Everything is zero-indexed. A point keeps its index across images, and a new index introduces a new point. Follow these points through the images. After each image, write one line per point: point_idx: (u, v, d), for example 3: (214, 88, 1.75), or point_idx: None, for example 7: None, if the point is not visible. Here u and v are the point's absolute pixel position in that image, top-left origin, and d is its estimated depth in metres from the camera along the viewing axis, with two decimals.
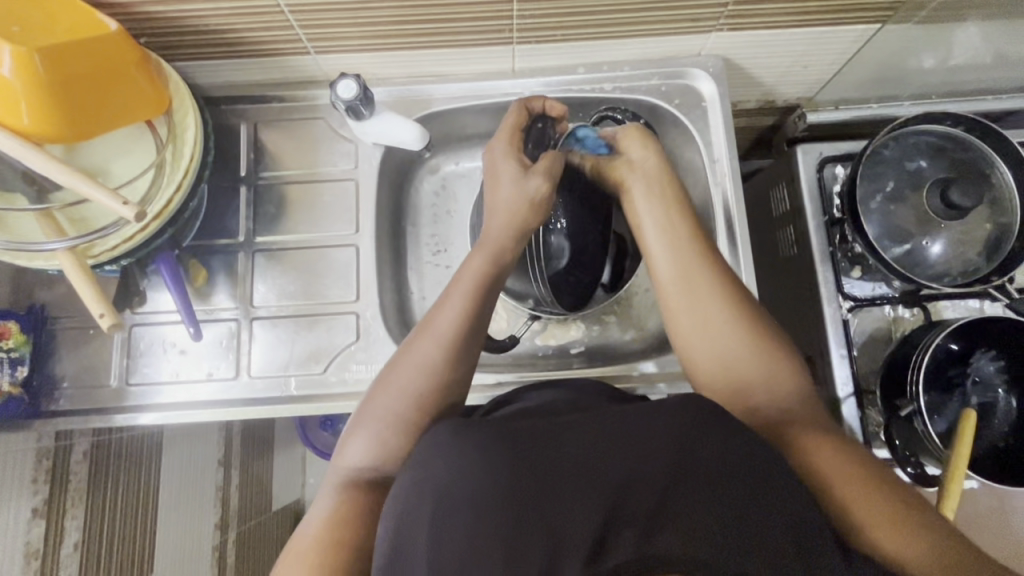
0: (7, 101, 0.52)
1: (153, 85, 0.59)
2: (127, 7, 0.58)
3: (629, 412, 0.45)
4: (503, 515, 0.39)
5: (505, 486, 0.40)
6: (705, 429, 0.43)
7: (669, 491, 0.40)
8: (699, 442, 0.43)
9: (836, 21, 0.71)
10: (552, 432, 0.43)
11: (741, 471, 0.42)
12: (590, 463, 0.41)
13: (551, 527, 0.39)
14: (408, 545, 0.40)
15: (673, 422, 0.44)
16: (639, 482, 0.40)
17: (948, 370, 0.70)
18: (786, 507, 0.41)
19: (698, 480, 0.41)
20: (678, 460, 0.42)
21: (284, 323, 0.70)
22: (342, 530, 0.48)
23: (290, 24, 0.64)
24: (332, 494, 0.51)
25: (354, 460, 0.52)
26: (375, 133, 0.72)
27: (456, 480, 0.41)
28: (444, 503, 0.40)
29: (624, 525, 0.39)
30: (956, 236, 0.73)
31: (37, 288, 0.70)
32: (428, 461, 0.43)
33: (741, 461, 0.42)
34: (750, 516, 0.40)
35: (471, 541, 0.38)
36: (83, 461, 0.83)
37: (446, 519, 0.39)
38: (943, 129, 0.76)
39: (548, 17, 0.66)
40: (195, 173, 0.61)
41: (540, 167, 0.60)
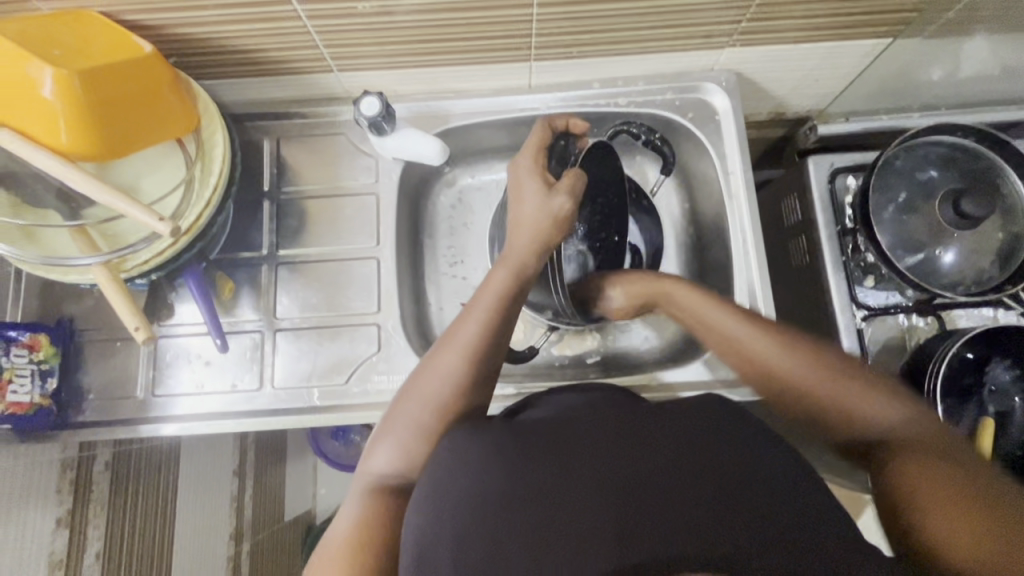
0: (47, 121, 0.54)
1: (184, 104, 0.61)
2: (161, 29, 0.60)
3: (643, 415, 0.46)
4: (524, 516, 0.39)
5: (524, 485, 0.40)
6: (717, 431, 0.44)
7: (690, 489, 0.40)
8: (712, 442, 0.43)
9: (847, 36, 0.73)
10: (568, 434, 0.44)
11: (756, 471, 0.42)
12: (607, 463, 0.42)
13: (571, 526, 0.39)
14: (429, 547, 0.40)
15: (687, 424, 0.45)
16: (657, 481, 0.41)
17: (965, 378, 0.70)
18: (807, 505, 0.41)
19: (719, 485, 0.41)
20: (694, 459, 0.42)
21: (306, 335, 0.71)
22: (368, 534, 0.49)
23: (315, 44, 0.66)
24: (357, 501, 0.51)
25: (380, 467, 0.53)
26: (395, 148, 0.73)
27: (474, 480, 0.41)
28: (464, 503, 0.40)
29: (645, 524, 0.39)
30: (969, 246, 0.74)
31: (66, 301, 0.71)
32: (447, 460, 0.43)
33: (755, 460, 0.43)
34: (771, 513, 0.40)
35: (493, 541, 0.39)
36: (105, 472, 0.83)
37: (468, 520, 0.40)
38: (954, 140, 0.77)
39: (565, 35, 0.68)
40: (223, 189, 0.63)
41: (564, 185, 0.60)
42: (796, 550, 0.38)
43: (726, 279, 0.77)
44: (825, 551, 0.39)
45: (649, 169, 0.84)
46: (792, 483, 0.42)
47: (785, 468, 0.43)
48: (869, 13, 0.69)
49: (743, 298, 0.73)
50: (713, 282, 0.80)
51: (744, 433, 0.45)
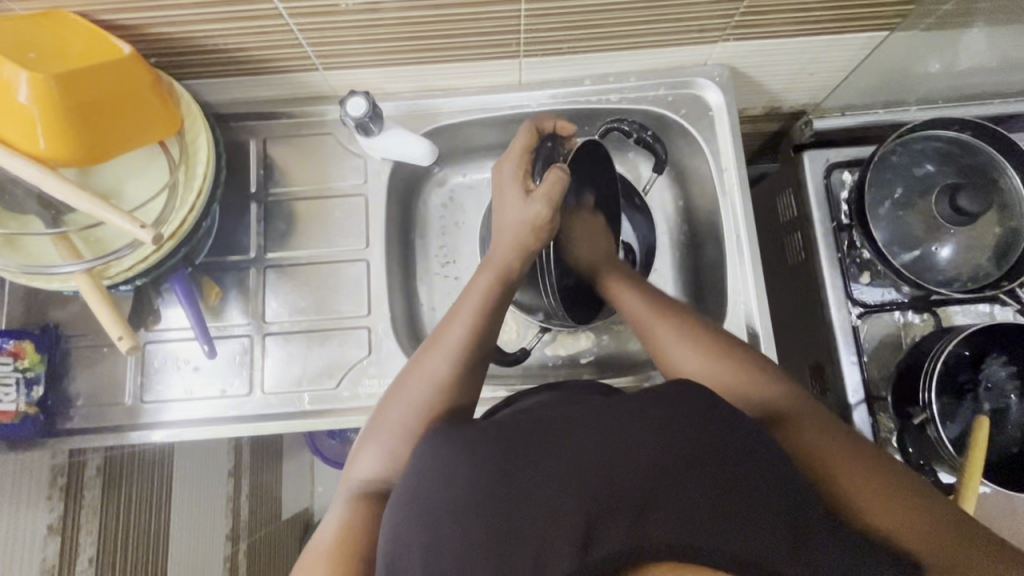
0: (24, 127, 0.52)
1: (167, 106, 0.59)
2: (139, 29, 0.59)
3: (614, 403, 0.43)
4: (497, 510, 0.37)
5: (500, 481, 0.38)
6: (697, 415, 0.42)
7: (664, 478, 0.38)
8: (689, 429, 0.41)
9: (843, 29, 0.71)
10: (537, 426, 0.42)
11: (734, 457, 0.40)
12: (578, 455, 0.39)
13: (544, 519, 0.37)
14: (404, 554, 0.39)
15: (665, 411, 0.42)
16: (632, 470, 0.39)
17: (961, 376, 0.70)
18: (783, 488, 0.40)
19: (694, 471, 0.39)
20: (669, 447, 0.40)
21: (296, 338, 0.71)
22: (355, 540, 0.48)
23: (299, 43, 0.64)
24: (344, 506, 0.51)
25: (367, 471, 0.52)
26: (383, 148, 0.72)
27: (448, 479, 0.40)
28: (437, 502, 0.39)
29: (618, 518, 0.37)
30: (965, 241, 0.73)
31: (51, 308, 0.70)
32: (425, 466, 0.42)
33: (734, 447, 0.41)
34: (745, 497, 0.38)
35: (465, 538, 0.37)
36: (97, 476, 0.83)
37: (443, 518, 0.38)
38: (951, 134, 0.76)
39: (554, 31, 0.67)
40: (207, 192, 0.61)
41: (543, 191, 0.58)
42: (765, 532, 0.37)
43: (720, 277, 0.77)
44: (797, 536, 0.38)
45: (643, 166, 0.83)
46: (775, 470, 0.41)
47: (767, 454, 0.41)
48: (865, 6, 0.67)
49: (738, 297, 0.72)
50: (706, 280, 0.79)
51: (726, 416, 0.43)
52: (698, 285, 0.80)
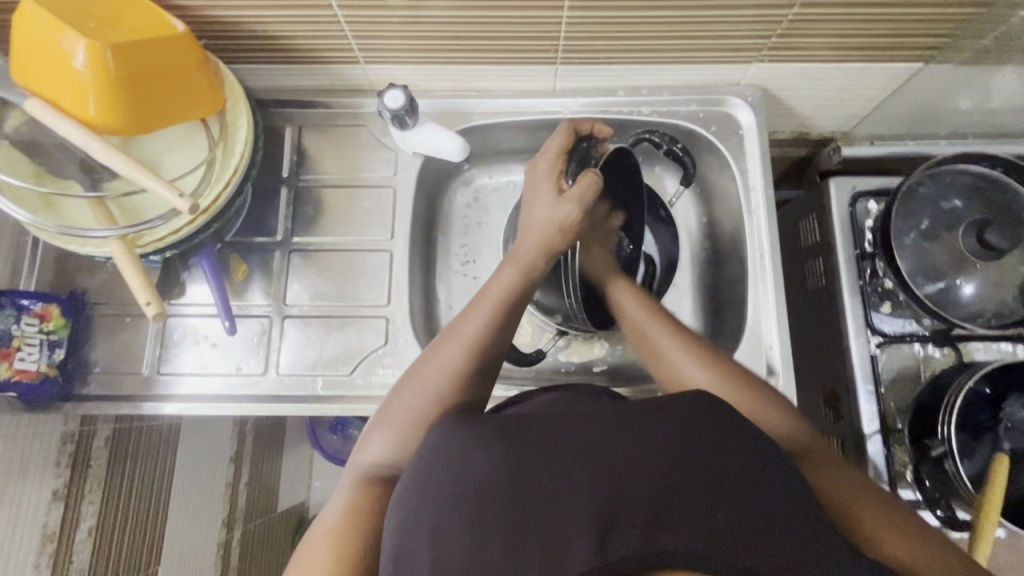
0: (77, 93, 0.54)
1: (212, 86, 0.61)
2: (192, 9, 0.61)
3: (629, 407, 0.43)
4: (507, 503, 0.37)
5: (510, 473, 0.39)
6: (712, 425, 0.41)
7: (674, 482, 0.38)
8: (704, 440, 0.40)
9: (878, 58, 0.72)
10: (546, 426, 0.41)
11: (747, 472, 0.39)
12: (590, 457, 0.39)
13: (553, 518, 0.37)
14: (414, 543, 0.38)
15: (677, 418, 0.42)
16: (641, 476, 0.38)
17: (980, 415, 0.68)
18: (800, 511, 0.39)
19: (706, 476, 0.38)
20: (681, 456, 0.39)
21: (314, 323, 0.71)
22: (357, 524, 0.48)
23: (344, 35, 0.66)
24: (349, 488, 0.51)
25: (374, 457, 0.52)
26: (415, 143, 0.74)
27: (458, 468, 0.40)
28: (446, 490, 0.39)
29: (627, 518, 0.37)
30: (992, 276, 0.72)
31: (80, 274, 0.72)
32: (434, 454, 0.41)
33: (751, 464, 0.40)
34: (757, 517, 0.37)
35: (472, 526, 0.37)
36: (104, 448, 0.83)
37: (451, 507, 0.38)
38: (980, 170, 0.76)
39: (593, 40, 0.68)
40: (243, 171, 0.63)
41: (575, 192, 0.59)
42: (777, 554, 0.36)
43: (739, 295, 0.76)
44: (810, 563, 0.37)
45: (669, 180, 0.83)
46: (790, 488, 0.40)
47: (784, 472, 0.40)
48: (901, 36, 0.68)
49: (757, 315, 0.72)
50: (725, 297, 0.79)
51: (741, 429, 0.42)
52: (717, 302, 0.80)
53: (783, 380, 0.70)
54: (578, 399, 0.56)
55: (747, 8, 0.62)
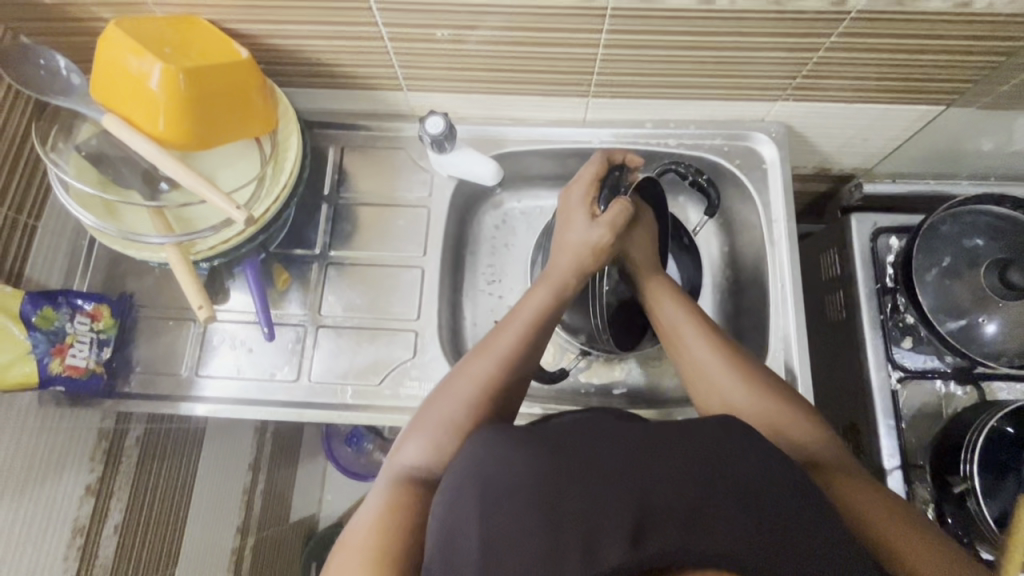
0: (148, 111, 0.59)
1: (268, 108, 0.66)
2: (255, 38, 0.66)
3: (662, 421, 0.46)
4: (546, 503, 0.39)
5: (553, 470, 0.41)
6: (742, 440, 0.44)
7: (704, 491, 0.40)
8: (728, 454, 0.43)
9: (901, 100, 0.75)
10: (582, 436, 0.44)
11: (773, 484, 0.41)
12: (624, 466, 0.41)
13: (590, 518, 0.38)
14: (455, 536, 0.40)
15: (702, 434, 0.44)
16: (672, 483, 0.40)
17: (1002, 453, 0.67)
18: (829, 525, 0.40)
19: (733, 486, 0.40)
20: (714, 467, 0.41)
21: (346, 333, 0.74)
22: (394, 518, 0.49)
23: (392, 64, 0.71)
24: (384, 486, 0.53)
25: (410, 459, 0.54)
26: (451, 166, 0.77)
27: (502, 463, 0.42)
28: (491, 483, 0.41)
29: (661, 520, 0.38)
30: (1014, 316, 0.73)
31: (129, 278, 0.76)
32: (479, 452, 0.44)
33: (782, 478, 0.42)
34: (791, 526, 0.39)
35: (517, 516, 0.39)
36: (135, 446, 0.86)
37: (496, 498, 0.40)
38: (1002, 211, 0.77)
39: (624, 76, 0.71)
40: (291, 187, 0.67)
41: (607, 219, 0.62)
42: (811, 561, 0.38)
43: (760, 324, 0.78)
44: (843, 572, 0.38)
45: (692, 210, 0.86)
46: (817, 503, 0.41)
47: (813, 488, 0.42)
48: (923, 80, 0.71)
49: (778, 344, 0.73)
50: (746, 325, 0.80)
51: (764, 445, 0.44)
52: (738, 330, 0.81)
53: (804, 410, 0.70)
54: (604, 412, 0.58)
55: (773, 50, 0.65)
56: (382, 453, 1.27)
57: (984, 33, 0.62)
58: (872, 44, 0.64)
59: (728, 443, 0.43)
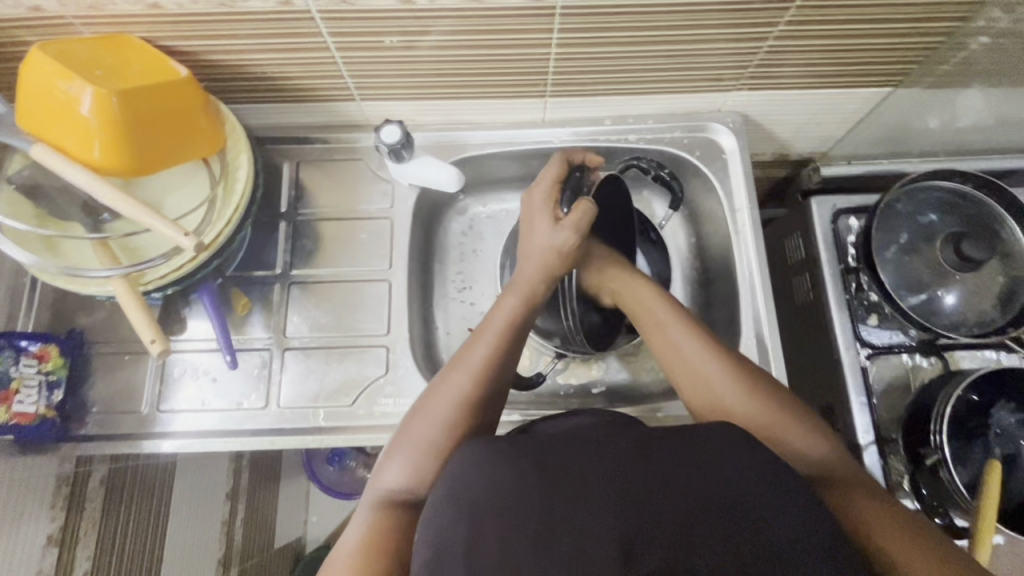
0: (83, 137, 0.56)
1: (214, 126, 0.63)
2: (194, 54, 0.63)
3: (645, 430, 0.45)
4: (532, 524, 0.38)
5: (536, 489, 0.40)
6: (726, 442, 0.43)
7: (692, 502, 0.39)
8: (715, 459, 0.42)
9: (849, 84, 0.76)
10: (567, 449, 0.43)
11: (762, 489, 0.40)
12: (611, 479, 0.40)
13: (578, 537, 0.38)
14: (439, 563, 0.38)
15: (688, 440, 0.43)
16: (660, 495, 0.40)
17: (970, 421, 0.70)
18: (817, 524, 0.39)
19: (721, 495, 0.40)
20: (698, 474, 0.41)
21: (315, 354, 0.72)
22: (378, 546, 0.48)
23: (341, 74, 0.69)
24: (366, 514, 0.51)
25: (391, 483, 0.52)
26: (411, 175, 0.76)
27: (483, 486, 0.41)
28: (473, 508, 0.40)
29: (651, 537, 0.38)
30: (970, 287, 0.75)
31: (78, 313, 0.72)
32: (459, 476, 0.42)
33: (766, 478, 0.41)
34: (776, 530, 0.38)
35: (501, 541, 0.38)
36: (100, 488, 0.82)
37: (478, 523, 0.39)
38: (953, 186, 0.79)
39: (580, 74, 0.71)
40: (244, 208, 0.64)
41: (571, 220, 0.61)
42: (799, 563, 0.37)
43: (731, 313, 0.78)
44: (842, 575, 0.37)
45: (657, 204, 0.86)
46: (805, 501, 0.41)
47: (797, 484, 0.42)
48: (868, 64, 0.72)
49: (749, 330, 0.74)
50: (718, 315, 0.81)
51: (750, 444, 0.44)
52: (711, 320, 0.82)
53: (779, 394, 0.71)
54: (587, 417, 0.57)
55: (724, 41, 0.65)
56: (366, 470, 1.25)
57: (922, 14, 0.63)
58: (818, 30, 0.65)
59: (718, 449, 0.43)
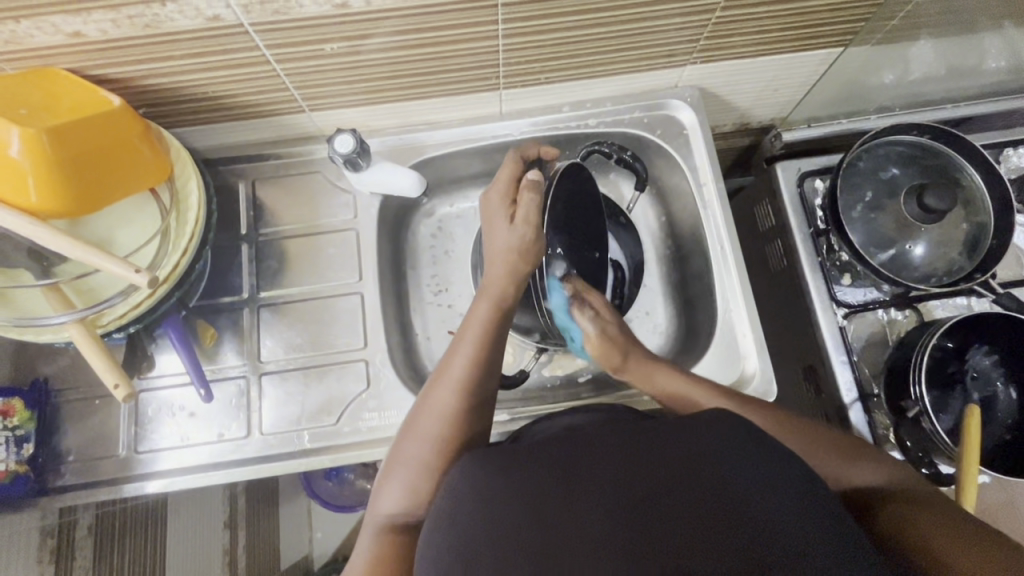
0: (15, 181, 0.53)
1: (156, 154, 0.60)
2: (127, 80, 0.60)
3: (642, 431, 0.45)
4: (530, 523, 0.38)
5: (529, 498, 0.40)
6: (724, 433, 0.44)
7: (695, 496, 0.39)
8: (711, 452, 0.42)
9: (801, 47, 0.76)
10: (563, 454, 0.43)
11: (761, 474, 0.41)
12: (608, 478, 0.40)
13: (577, 532, 0.38)
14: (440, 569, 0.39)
15: (679, 433, 0.44)
16: (660, 489, 0.40)
17: (947, 368, 0.72)
18: (815, 513, 0.40)
19: (720, 484, 0.40)
20: (701, 473, 0.41)
21: (292, 376, 0.70)
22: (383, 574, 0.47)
23: (287, 87, 0.66)
24: (368, 542, 0.50)
25: (389, 508, 0.52)
26: (370, 182, 0.74)
27: (476, 499, 0.40)
28: (468, 522, 0.40)
29: (652, 528, 0.38)
30: (936, 238, 0.76)
31: (40, 362, 0.69)
32: (455, 489, 0.42)
33: (764, 469, 0.41)
34: (781, 513, 0.39)
35: (497, 554, 0.38)
36: (88, 537, 0.80)
37: (477, 531, 0.39)
38: (912, 139, 0.80)
39: (532, 63, 0.70)
40: (199, 235, 0.62)
41: (521, 216, 0.61)
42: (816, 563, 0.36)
43: (707, 288, 0.79)
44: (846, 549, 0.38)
45: (625, 186, 0.86)
46: (801, 482, 0.41)
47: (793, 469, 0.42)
48: (818, 26, 0.72)
49: (727, 304, 0.74)
50: (695, 291, 0.81)
51: (741, 430, 0.44)
52: (688, 298, 0.82)
53: (761, 364, 0.70)
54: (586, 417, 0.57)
55: (672, 17, 0.64)
56: (366, 480, 1.23)
57: None
58: None
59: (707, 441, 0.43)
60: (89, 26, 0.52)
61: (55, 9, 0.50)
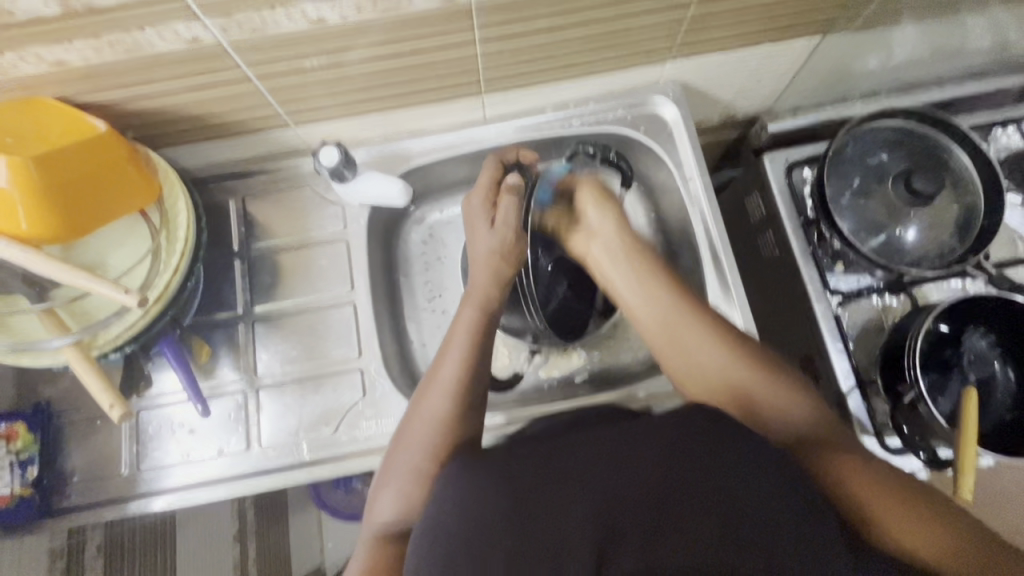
0: (5, 209, 0.54)
1: (143, 174, 0.61)
2: (113, 105, 0.61)
3: (621, 429, 0.45)
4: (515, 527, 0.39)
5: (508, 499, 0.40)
6: (694, 431, 0.45)
7: (670, 496, 0.41)
8: (691, 448, 0.43)
9: (781, 37, 0.76)
10: (547, 455, 0.43)
11: (735, 471, 0.42)
12: (590, 478, 0.41)
13: (560, 536, 0.39)
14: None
15: (661, 430, 0.45)
16: (637, 489, 0.41)
17: (943, 352, 0.72)
18: (782, 506, 0.42)
19: (694, 482, 0.42)
20: (677, 471, 0.42)
21: (290, 389, 0.71)
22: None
23: (271, 103, 0.67)
24: (363, 551, 0.51)
25: (385, 516, 0.52)
26: (359, 193, 0.75)
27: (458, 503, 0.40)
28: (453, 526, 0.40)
29: (628, 530, 0.40)
30: (927, 221, 0.76)
31: (41, 385, 0.70)
32: (443, 496, 0.42)
33: (738, 464, 0.43)
34: (745, 508, 0.41)
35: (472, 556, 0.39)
36: None
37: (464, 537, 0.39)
38: (898, 123, 0.80)
39: (512, 67, 0.70)
40: (190, 253, 0.63)
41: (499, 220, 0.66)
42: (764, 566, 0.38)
43: (699, 282, 0.79)
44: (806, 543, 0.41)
45: None
46: (773, 475, 0.43)
47: (766, 464, 0.43)
48: (795, 16, 0.72)
49: (718, 295, 0.74)
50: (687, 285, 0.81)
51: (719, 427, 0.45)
52: None
53: None
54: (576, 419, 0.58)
55: (648, 14, 0.65)
56: None
57: None
58: None
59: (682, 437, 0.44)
60: (71, 54, 0.53)
61: (35, 40, 0.51)
